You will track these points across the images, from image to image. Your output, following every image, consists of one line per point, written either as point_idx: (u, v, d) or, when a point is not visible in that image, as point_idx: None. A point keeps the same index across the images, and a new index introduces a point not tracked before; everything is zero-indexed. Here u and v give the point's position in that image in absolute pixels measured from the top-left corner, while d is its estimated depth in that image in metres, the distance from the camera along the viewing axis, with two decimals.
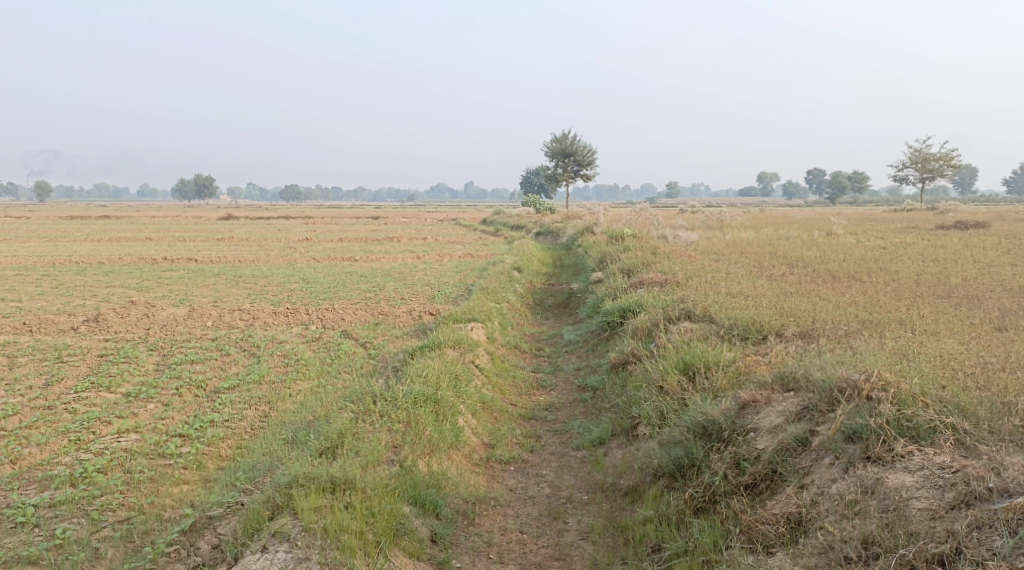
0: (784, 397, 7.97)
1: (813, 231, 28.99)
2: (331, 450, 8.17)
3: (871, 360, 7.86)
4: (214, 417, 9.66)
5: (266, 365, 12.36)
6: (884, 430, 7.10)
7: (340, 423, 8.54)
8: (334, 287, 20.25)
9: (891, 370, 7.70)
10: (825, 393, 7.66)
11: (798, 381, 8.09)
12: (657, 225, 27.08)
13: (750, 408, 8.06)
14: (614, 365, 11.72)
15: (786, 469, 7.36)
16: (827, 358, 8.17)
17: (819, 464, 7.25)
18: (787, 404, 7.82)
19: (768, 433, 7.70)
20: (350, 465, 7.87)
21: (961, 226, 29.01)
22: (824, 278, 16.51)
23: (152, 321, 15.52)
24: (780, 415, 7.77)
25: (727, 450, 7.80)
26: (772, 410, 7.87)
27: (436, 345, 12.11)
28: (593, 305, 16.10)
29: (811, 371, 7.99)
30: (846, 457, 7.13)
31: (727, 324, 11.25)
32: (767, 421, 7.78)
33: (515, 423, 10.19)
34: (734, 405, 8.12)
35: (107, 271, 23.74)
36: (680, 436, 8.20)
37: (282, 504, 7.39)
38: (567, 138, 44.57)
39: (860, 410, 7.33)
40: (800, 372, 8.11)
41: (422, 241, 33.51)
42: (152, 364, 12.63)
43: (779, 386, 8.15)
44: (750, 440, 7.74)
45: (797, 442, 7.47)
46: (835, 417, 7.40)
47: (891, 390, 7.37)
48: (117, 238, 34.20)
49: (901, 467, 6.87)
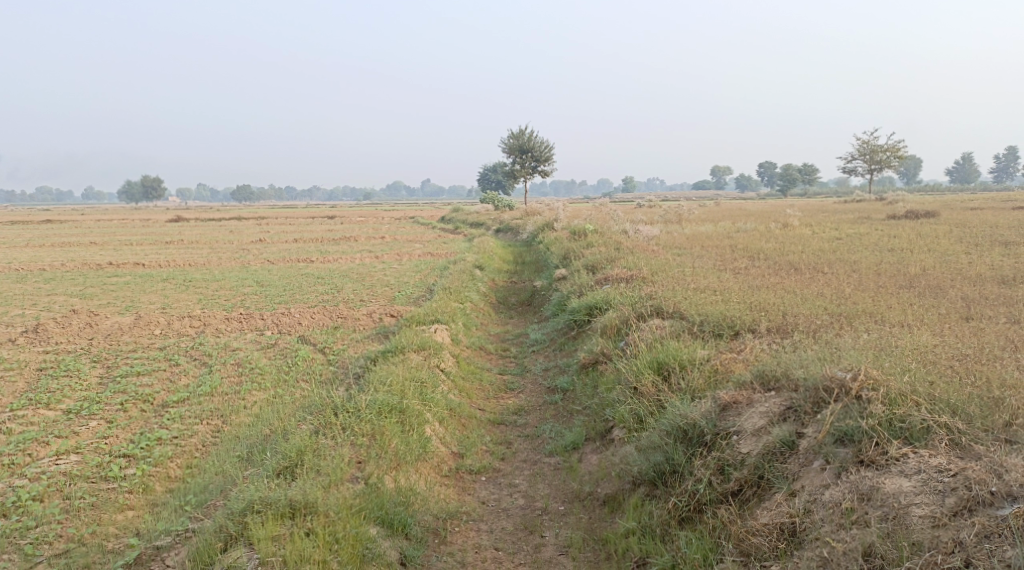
0: (766, 396, 7.65)
1: (770, 223, 28.96)
2: (290, 469, 7.70)
3: (854, 357, 7.57)
4: (162, 434, 9.12)
5: (218, 375, 11.80)
6: (876, 432, 6.84)
7: (299, 438, 8.03)
8: (289, 290, 19.66)
9: (878, 366, 7.41)
10: (810, 393, 7.36)
11: (778, 379, 7.77)
12: (616, 220, 26.86)
13: (731, 409, 7.73)
14: (584, 365, 11.36)
15: (773, 475, 7.07)
16: (808, 354, 7.87)
17: (808, 469, 6.96)
18: (770, 405, 7.51)
19: (752, 436, 7.38)
20: (311, 485, 7.40)
21: (913, 216, 29.17)
22: (788, 270, 16.32)
23: (96, 331, 14.84)
24: (763, 416, 7.45)
25: (710, 455, 7.47)
26: (754, 411, 7.55)
27: (398, 350, 11.65)
28: (558, 302, 15.74)
29: (793, 369, 7.69)
30: (838, 462, 6.85)
31: (699, 320, 10.93)
32: (750, 423, 7.47)
33: (484, 430, 9.78)
34: (714, 406, 7.78)
35: (49, 278, 22.83)
36: (659, 441, 7.85)
37: (236, 534, 6.95)
38: (525, 133, 44.17)
39: (849, 411, 7.04)
40: (781, 369, 7.80)
41: (379, 240, 32.94)
42: (97, 377, 11.99)
43: (759, 385, 7.82)
44: (733, 443, 7.42)
45: (784, 445, 7.17)
46: (823, 419, 7.11)
47: (881, 389, 7.10)
48: (61, 243, 33.16)
49: (897, 471, 6.61)
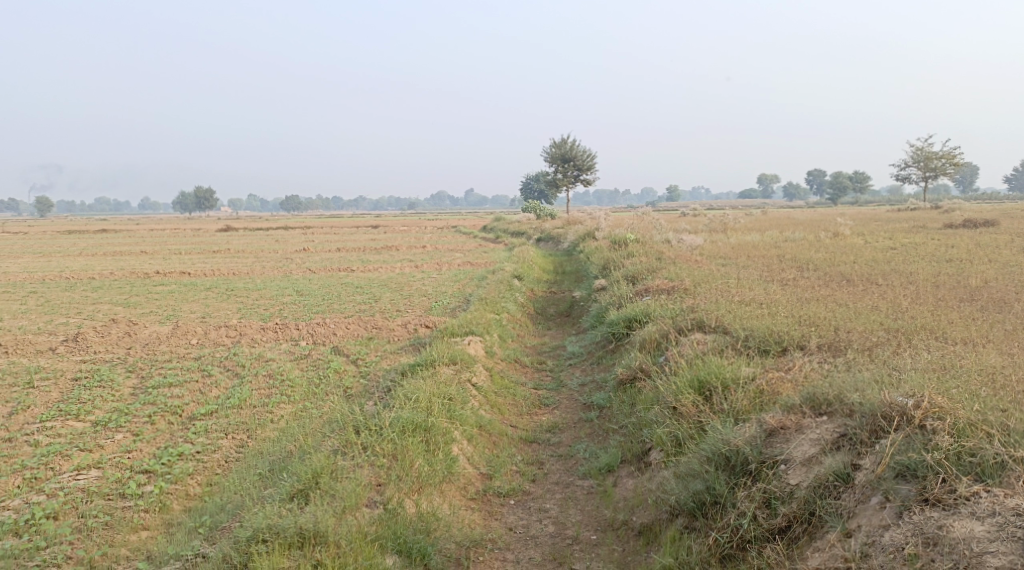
0: (817, 421, 7.11)
1: (819, 233, 28.15)
2: (304, 493, 7.41)
3: (916, 381, 7.01)
4: (184, 449, 8.80)
5: (248, 387, 11.51)
6: (943, 467, 6.28)
7: (317, 460, 7.70)
8: (328, 300, 19.43)
9: (944, 393, 6.84)
10: (867, 420, 6.81)
11: (830, 403, 7.22)
12: (660, 230, 26.31)
13: (778, 435, 7.20)
14: (622, 382, 10.87)
15: (826, 512, 6.54)
16: (864, 376, 7.31)
17: (865, 506, 6.42)
18: (822, 431, 6.96)
19: (802, 466, 6.86)
20: (324, 512, 7.12)
21: (970, 225, 28.13)
22: (838, 282, 15.66)
23: (134, 340, 14.67)
24: (814, 444, 6.92)
25: (755, 486, 6.94)
26: (804, 438, 7.01)
27: (429, 363, 11.25)
28: (597, 314, 15.26)
29: (847, 393, 7.14)
30: (899, 500, 6.31)
31: (743, 335, 10.40)
32: (800, 452, 6.93)
33: (516, 448, 9.35)
34: (759, 432, 7.25)
35: (95, 287, 22.91)
36: (700, 468, 7.34)
37: (241, 565, 6.74)
38: (568, 142, 43.73)
39: (912, 443, 6.49)
40: (833, 392, 7.25)
41: (421, 249, 32.73)
42: (129, 387, 11.78)
43: (809, 408, 7.28)
44: (781, 474, 6.89)
45: (837, 478, 6.64)
46: (882, 450, 6.56)
47: (948, 419, 6.54)
48: (111, 252, 33.46)
49: (967, 513, 6.05)
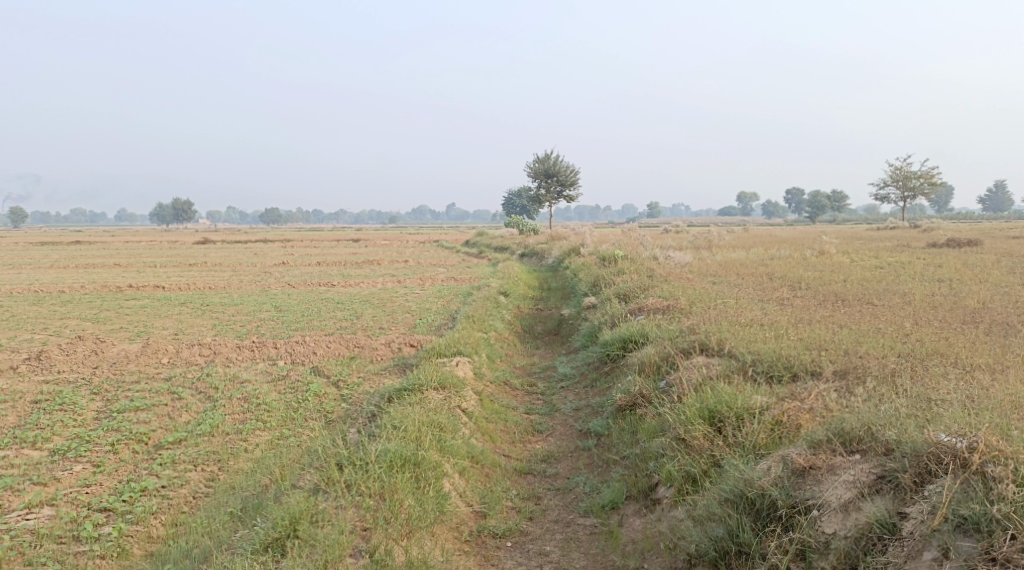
0: (850, 460, 6.56)
1: (805, 250, 27.73)
2: (280, 543, 6.79)
3: (964, 420, 6.46)
4: (148, 484, 8.06)
5: (221, 412, 10.76)
6: (1011, 522, 5.73)
7: (294, 504, 7.01)
8: (307, 316, 18.70)
9: (996, 432, 6.31)
10: (914, 462, 6.25)
11: (865, 441, 6.66)
12: (645, 246, 25.81)
13: (807, 475, 6.63)
14: (620, 408, 10.23)
15: (871, 567, 5.99)
16: (901, 412, 6.77)
17: (918, 563, 5.88)
18: (857, 472, 6.41)
19: (838, 512, 6.30)
20: (301, 568, 6.50)
21: (954, 244, 27.80)
22: (835, 302, 15.13)
23: (100, 359, 13.88)
24: (850, 487, 6.37)
25: (787, 536, 6.38)
26: (837, 480, 6.45)
27: (416, 387, 10.55)
28: (588, 333, 14.64)
29: (881, 430, 6.61)
30: (960, 557, 5.76)
31: (750, 360, 9.80)
32: (835, 495, 6.37)
33: (510, 481, 8.68)
34: (786, 472, 6.67)
35: (65, 301, 22.04)
36: (721, 511, 6.77)
37: None
38: (551, 158, 43.25)
39: (970, 491, 5.95)
40: (865, 428, 6.72)
41: (402, 264, 32.04)
42: (93, 411, 11.01)
43: (840, 445, 6.72)
44: (816, 520, 6.33)
45: (880, 528, 6.09)
46: (936, 499, 6.01)
47: (1008, 464, 6.00)
48: (83, 265, 32.54)
49: None
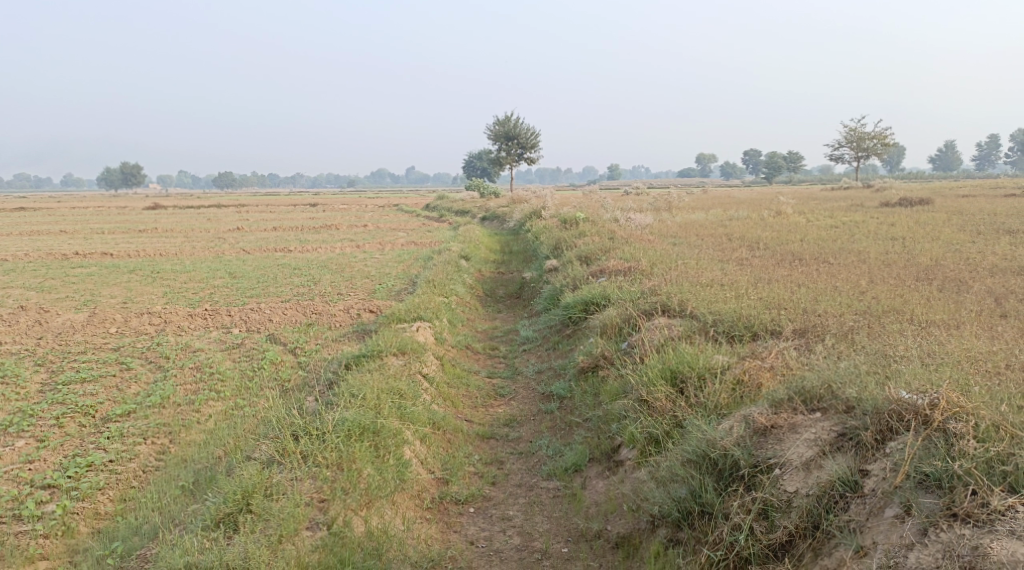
0: (811, 418, 6.58)
1: (762, 211, 27.84)
2: (233, 518, 6.63)
3: (925, 377, 6.48)
4: (94, 459, 8.23)
5: (173, 382, 10.55)
6: (972, 477, 5.74)
7: (249, 477, 6.88)
8: (263, 283, 18.39)
9: (958, 388, 6.32)
10: (874, 419, 6.27)
11: (827, 399, 6.68)
12: (605, 208, 25.74)
13: (769, 434, 6.65)
14: (582, 370, 10.21)
15: (834, 526, 6.02)
16: (861, 369, 6.78)
17: (880, 520, 5.90)
18: (818, 430, 6.44)
19: (800, 470, 6.33)
20: (257, 542, 6.39)
21: (907, 202, 28.11)
22: (793, 261, 15.18)
23: (47, 330, 13.52)
24: (811, 445, 6.39)
25: (750, 496, 6.40)
26: (799, 439, 6.48)
27: (375, 353, 10.40)
28: (549, 296, 14.56)
29: (841, 387, 6.64)
30: (923, 514, 5.77)
31: (711, 320, 9.79)
32: (796, 454, 6.40)
33: (472, 446, 8.62)
34: (747, 431, 6.69)
35: (10, 270, 21.44)
36: (684, 473, 6.79)
37: None
38: (510, 120, 42.89)
39: (931, 448, 5.97)
40: (825, 385, 6.74)
41: (361, 228, 31.68)
42: (38, 383, 10.72)
43: (801, 403, 6.74)
44: (778, 480, 6.35)
45: (842, 486, 6.12)
46: (897, 456, 6.03)
47: (968, 419, 6.02)
48: (30, 232, 31.67)
49: (1006, 532, 5.53)
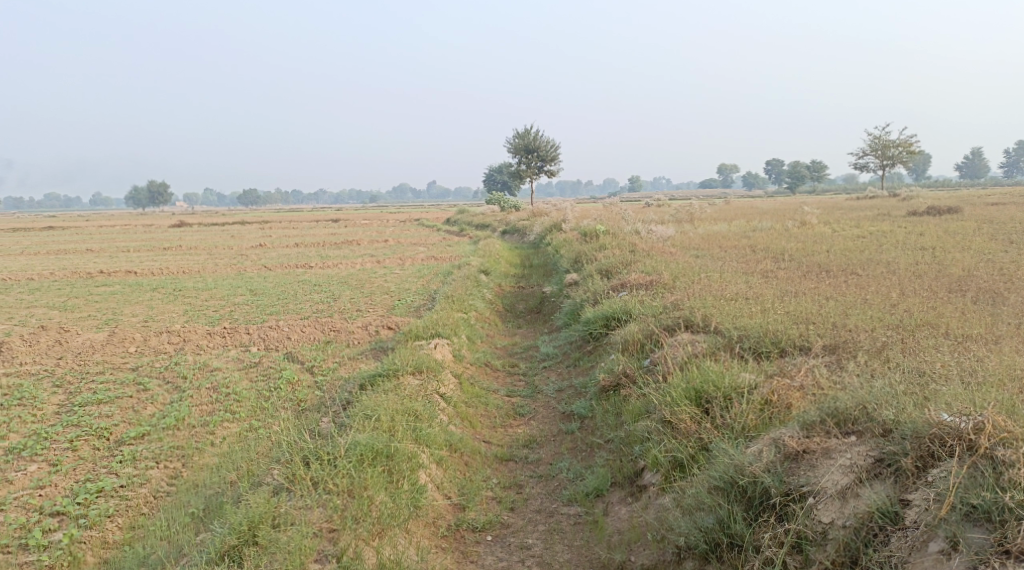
0: (845, 443, 6.28)
1: (787, 221, 27.40)
2: (238, 551, 6.42)
3: (967, 399, 6.19)
4: (105, 484, 7.99)
5: (189, 403, 10.35)
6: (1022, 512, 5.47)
7: (255, 507, 6.67)
8: (282, 300, 18.23)
9: (1002, 411, 6.02)
10: (915, 445, 5.98)
11: (861, 421, 6.39)
12: (627, 220, 25.41)
13: (800, 459, 6.35)
14: (604, 388, 9.90)
15: (873, 561, 5.75)
16: (899, 390, 6.48)
17: (923, 555, 5.63)
18: (854, 456, 6.15)
19: (835, 499, 6.04)
20: None
21: (935, 211, 27.58)
22: (820, 273, 14.80)
23: (66, 350, 13.39)
24: (847, 472, 6.10)
25: (782, 527, 6.12)
26: (833, 465, 6.18)
27: (391, 373, 10.13)
28: (569, 311, 14.26)
29: (878, 409, 6.35)
30: (970, 550, 5.50)
31: (737, 336, 9.46)
32: (831, 481, 6.11)
33: (490, 469, 8.33)
34: (778, 456, 6.40)
35: (33, 289, 21.44)
36: (712, 501, 6.50)
37: None
38: (530, 133, 42.70)
39: (977, 479, 5.68)
40: (860, 407, 6.44)
41: (382, 244, 31.56)
42: (54, 404, 10.56)
43: (834, 426, 6.44)
44: (812, 510, 6.06)
45: (882, 517, 5.84)
46: (941, 487, 5.75)
47: (1016, 447, 5.73)
48: (55, 251, 31.79)
49: None
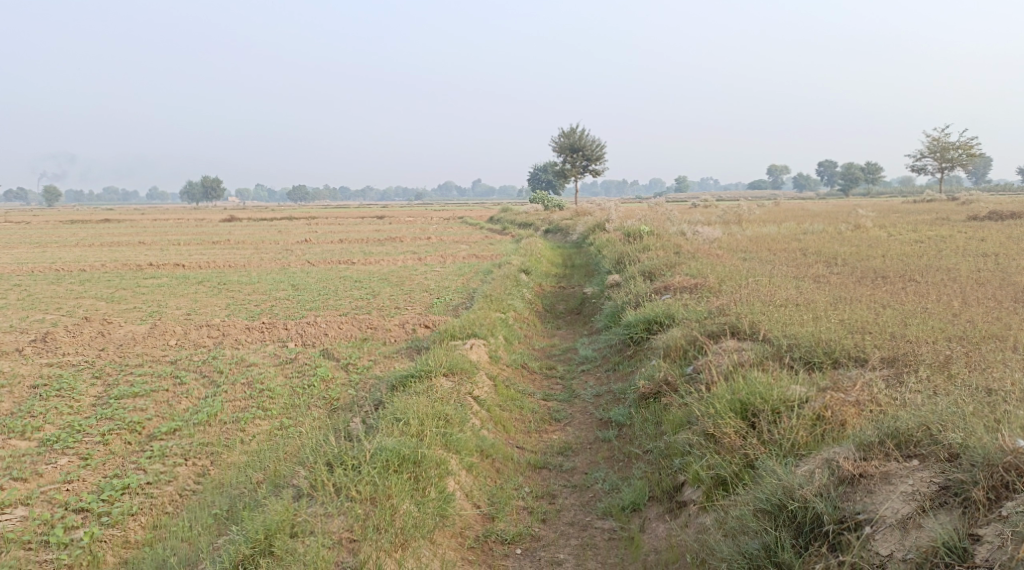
0: (907, 467, 6.01)
1: (839, 224, 26.67)
2: (253, 560, 6.29)
3: None
4: (131, 481, 7.76)
5: (222, 398, 10.14)
6: None
7: (271, 516, 6.53)
8: (323, 295, 18.07)
9: None
10: (985, 475, 5.69)
11: (924, 445, 6.11)
12: (673, 221, 24.92)
13: (856, 483, 6.07)
14: (644, 396, 9.53)
15: None
16: (966, 411, 6.21)
17: None
18: (916, 483, 5.88)
19: (896, 529, 5.75)
20: None
21: (995, 216, 26.68)
22: (874, 279, 14.24)
23: (108, 341, 13.31)
24: (908, 500, 5.83)
25: (837, 557, 5.83)
26: (893, 492, 5.91)
27: (423, 374, 9.82)
28: (610, 313, 13.88)
29: (944, 432, 6.08)
30: None
31: (786, 345, 9.06)
32: (890, 509, 5.83)
33: (523, 477, 8.01)
34: (831, 480, 6.13)
35: (83, 280, 21.59)
36: (759, 525, 6.20)
37: None
38: (576, 132, 42.27)
39: None
40: (923, 429, 6.18)
41: (426, 241, 31.40)
42: (92, 396, 10.43)
43: (893, 448, 6.18)
44: (870, 540, 5.77)
45: (947, 552, 5.52)
46: (1015, 522, 5.44)
47: None
48: (107, 243, 32.14)
49: None
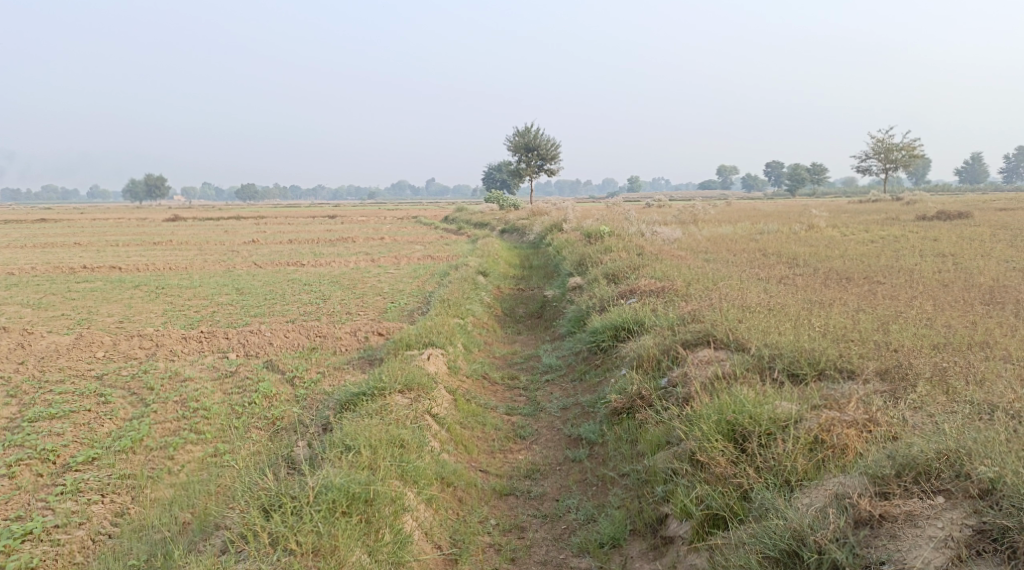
0: (934, 507, 5.71)
1: (794, 223, 26.25)
2: None
3: None
4: (34, 526, 6.82)
5: (152, 420, 9.19)
6: None
7: None
8: (269, 300, 17.06)
9: None
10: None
11: (950, 480, 5.82)
12: (630, 221, 24.29)
13: (876, 526, 5.73)
14: (615, 411, 8.78)
15: None
16: (991, 440, 5.95)
17: None
18: (949, 527, 5.59)
19: None
20: None
21: (945, 216, 26.51)
22: (841, 280, 13.70)
23: (28, 354, 12.19)
24: (940, 549, 5.53)
25: None
26: (921, 537, 5.61)
27: (376, 392, 8.94)
28: (573, 318, 13.15)
29: (973, 468, 5.78)
30: None
31: (768, 356, 8.40)
32: (919, 557, 5.53)
33: (487, 507, 7.24)
34: (848, 523, 5.78)
35: (11, 284, 20.25)
36: None
37: None
38: (530, 131, 41.52)
39: None
40: (946, 462, 5.88)
41: (377, 241, 30.36)
42: (4, 419, 9.39)
43: (916, 484, 5.86)
44: None
45: None
46: None
47: None
48: (42, 245, 30.56)
49: None
